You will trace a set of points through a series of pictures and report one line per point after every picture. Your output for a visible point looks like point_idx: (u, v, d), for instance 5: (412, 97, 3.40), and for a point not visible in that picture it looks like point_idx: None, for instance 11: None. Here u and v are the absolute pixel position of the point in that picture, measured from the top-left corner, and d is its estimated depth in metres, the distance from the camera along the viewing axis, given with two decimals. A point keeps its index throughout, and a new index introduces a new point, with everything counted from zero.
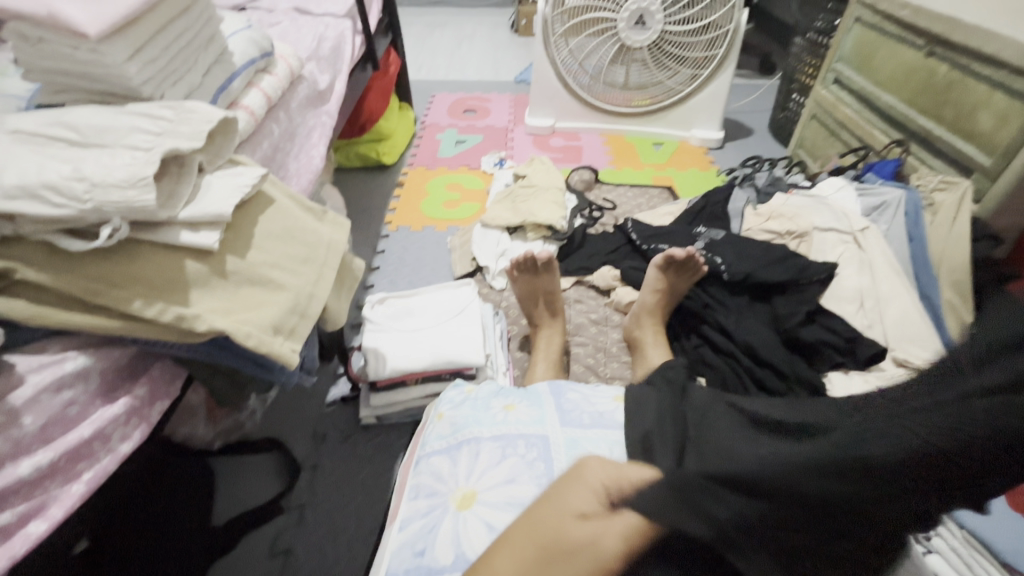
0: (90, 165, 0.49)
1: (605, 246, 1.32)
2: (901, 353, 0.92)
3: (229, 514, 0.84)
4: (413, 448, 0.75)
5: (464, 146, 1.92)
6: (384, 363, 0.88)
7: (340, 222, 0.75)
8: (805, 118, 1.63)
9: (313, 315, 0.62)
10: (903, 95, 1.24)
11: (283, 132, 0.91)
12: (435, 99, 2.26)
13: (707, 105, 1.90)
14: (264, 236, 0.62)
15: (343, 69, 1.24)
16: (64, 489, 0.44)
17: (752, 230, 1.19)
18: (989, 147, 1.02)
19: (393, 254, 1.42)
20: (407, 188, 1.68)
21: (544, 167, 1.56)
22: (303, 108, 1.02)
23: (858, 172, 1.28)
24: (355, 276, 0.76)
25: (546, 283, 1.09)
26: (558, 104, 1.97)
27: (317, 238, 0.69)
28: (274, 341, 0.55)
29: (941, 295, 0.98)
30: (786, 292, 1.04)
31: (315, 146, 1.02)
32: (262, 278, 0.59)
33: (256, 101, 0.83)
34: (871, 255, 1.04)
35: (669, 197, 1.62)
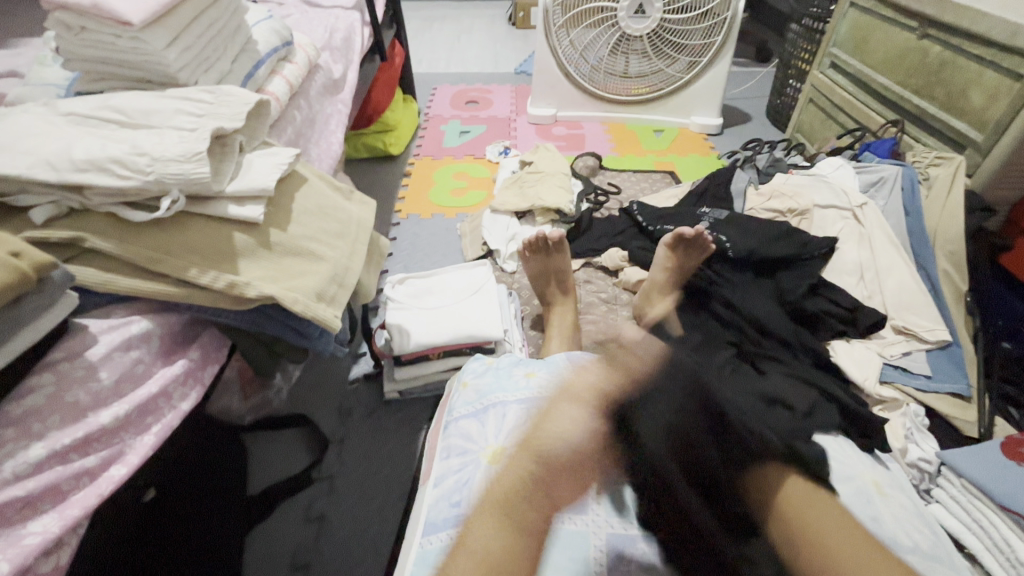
0: (146, 142, 0.53)
1: (612, 228, 1.36)
2: (900, 322, 0.99)
3: (263, 484, 0.87)
4: (440, 415, 0.79)
5: (469, 136, 1.95)
6: (407, 338, 0.91)
7: (366, 201, 0.79)
8: (803, 102, 1.67)
9: (350, 286, 0.66)
10: (898, 77, 1.29)
11: (304, 118, 0.95)
12: (437, 91, 2.29)
13: (706, 91, 1.94)
14: (301, 212, 0.66)
15: (355, 59, 1.27)
16: (137, 439, 0.48)
17: (754, 209, 1.23)
18: (980, 123, 1.06)
19: (405, 240, 1.45)
20: (415, 177, 1.72)
21: (549, 153, 1.59)
22: (320, 97, 1.05)
23: (855, 152, 1.32)
24: (382, 253, 0.80)
25: (557, 262, 1.13)
26: (560, 93, 2.01)
27: (348, 216, 0.73)
28: (318, 307, 0.59)
29: (937, 266, 1.03)
30: (789, 267, 1.08)
31: (333, 133, 1.05)
32: (303, 250, 0.62)
33: (280, 88, 0.87)
34: (869, 229, 1.09)
35: (671, 181, 1.66)
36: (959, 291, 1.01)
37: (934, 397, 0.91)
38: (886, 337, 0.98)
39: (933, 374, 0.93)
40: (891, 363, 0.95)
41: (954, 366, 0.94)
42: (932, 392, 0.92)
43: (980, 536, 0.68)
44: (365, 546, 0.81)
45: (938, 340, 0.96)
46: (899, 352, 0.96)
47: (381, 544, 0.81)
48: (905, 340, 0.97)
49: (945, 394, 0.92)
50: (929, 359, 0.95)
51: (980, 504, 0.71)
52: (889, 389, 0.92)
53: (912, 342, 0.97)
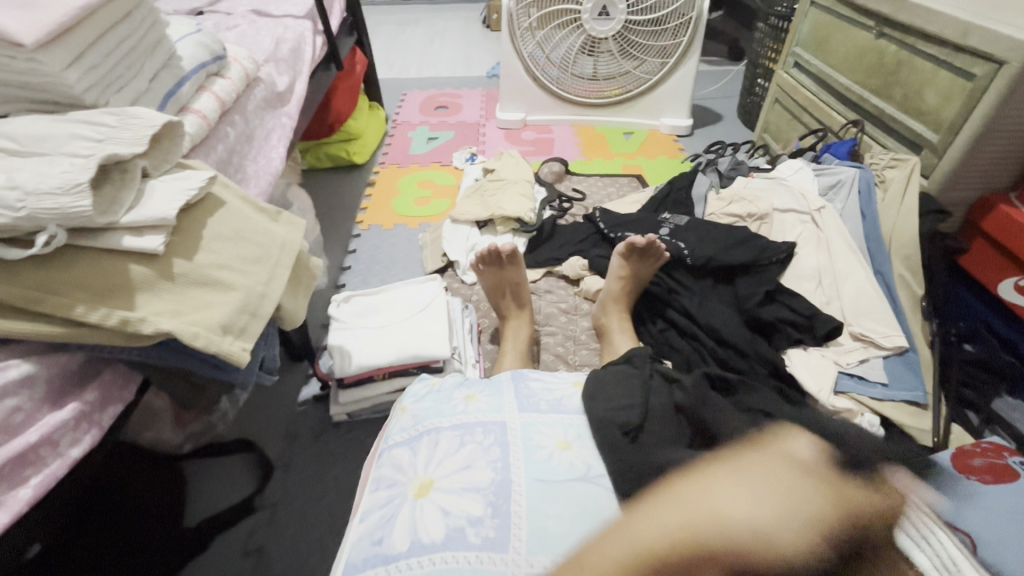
0: (25, 174, 0.49)
1: (574, 236, 1.34)
2: (857, 329, 0.97)
3: (202, 513, 0.84)
4: (377, 442, 0.76)
5: (436, 143, 1.92)
6: (350, 360, 0.89)
7: (295, 222, 0.76)
8: (769, 103, 1.65)
9: (265, 314, 0.63)
10: (857, 76, 1.27)
11: (238, 135, 0.91)
12: (407, 97, 2.26)
13: (675, 92, 1.92)
14: (213, 239, 0.63)
15: (304, 69, 1.23)
16: (10, 494, 0.45)
17: (715, 214, 1.21)
18: (935, 124, 1.05)
19: (364, 253, 1.42)
20: (379, 186, 1.69)
21: (513, 160, 1.57)
22: (260, 111, 1.02)
23: (817, 153, 1.31)
24: (311, 274, 0.77)
25: (512, 274, 1.10)
26: (528, 98, 1.98)
27: (270, 238, 0.70)
28: (223, 341, 0.56)
29: (893, 270, 1.02)
30: (747, 273, 1.07)
31: (275, 148, 1.02)
32: (211, 280, 0.59)
33: (208, 105, 0.84)
34: (828, 234, 1.08)
35: (638, 185, 1.64)
36: (915, 295, 0.99)
37: (890, 405, 0.90)
38: (843, 344, 0.96)
39: (890, 382, 0.92)
40: (847, 372, 0.94)
41: (910, 372, 0.92)
42: (888, 400, 0.90)
43: None
44: None
45: (896, 347, 0.94)
46: (856, 360, 0.94)
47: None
48: (863, 347, 0.96)
49: (902, 402, 0.90)
50: (887, 366, 0.93)
51: None
52: (843, 399, 0.90)
53: (869, 349, 0.95)
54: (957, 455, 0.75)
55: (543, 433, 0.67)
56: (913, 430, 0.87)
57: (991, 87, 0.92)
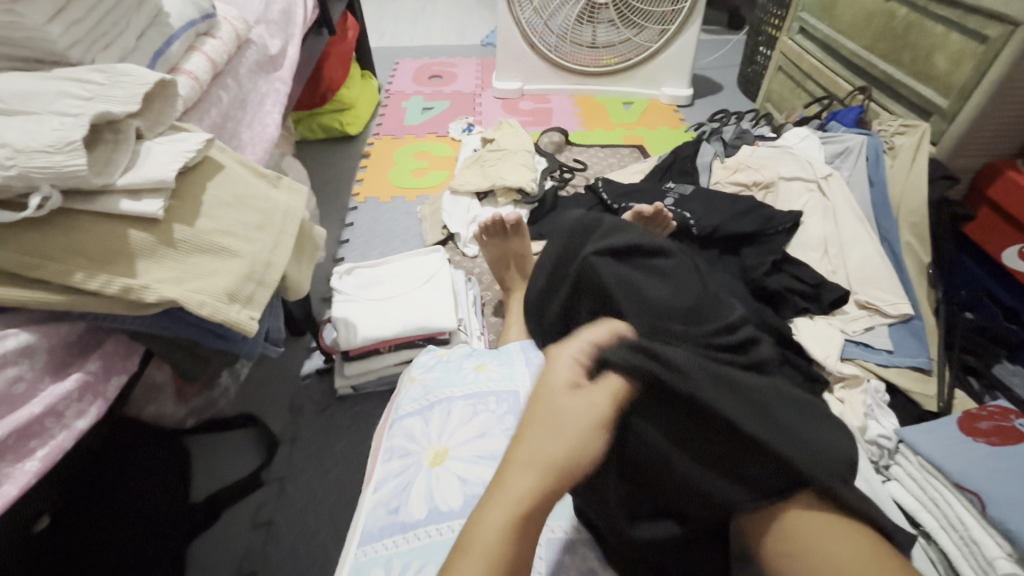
0: (12, 132, 0.46)
1: (576, 207, 1.32)
2: (863, 297, 0.97)
3: (209, 489, 0.84)
4: (387, 412, 0.76)
5: (431, 114, 1.87)
6: (354, 332, 0.87)
7: (296, 188, 0.73)
8: (772, 71, 1.62)
9: (271, 283, 0.61)
10: (864, 41, 1.24)
11: (232, 99, 0.87)
12: (399, 66, 2.19)
13: (675, 61, 1.87)
14: (213, 204, 0.60)
15: (295, 32, 1.17)
16: (16, 467, 0.43)
17: (720, 182, 1.20)
18: (945, 89, 1.03)
19: (362, 226, 1.39)
20: (374, 158, 1.64)
21: (513, 130, 1.53)
22: (253, 75, 0.97)
23: (823, 121, 1.29)
24: (314, 243, 0.75)
25: (516, 246, 1.09)
26: (525, 66, 1.93)
27: (272, 206, 0.67)
28: (230, 309, 0.54)
29: (900, 238, 1.02)
30: (754, 242, 1.07)
31: (269, 114, 0.97)
32: (213, 246, 0.57)
33: (199, 66, 0.79)
34: (834, 202, 1.07)
35: (639, 155, 1.61)
36: (921, 263, 0.99)
37: (895, 372, 0.90)
38: (849, 312, 0.96)
39: (894, 349, 0.92)
40: (853, 340, 0.93)
41: (915, 340, 0.93)
42: (893, 367, 0.91)
43: (936, 513, 0.69)
44: (314, 550, 0.78)
45: (901, 315, 0.94)
46: (862, 328, 0.94)
47: (331, 546, 0.78)
48: (868, 315, 0.96)
49: (907, 368, 0.91)
50: (892, 334, 0.94)
51: (935, 481, 0.70)
52: (850, 366, 0.90)
53: (874, 317, 0.95)
54: (965, 415, 0.75)
55: None
56: (918, 396, 0.88)
57: (1005, 49, 0.90)
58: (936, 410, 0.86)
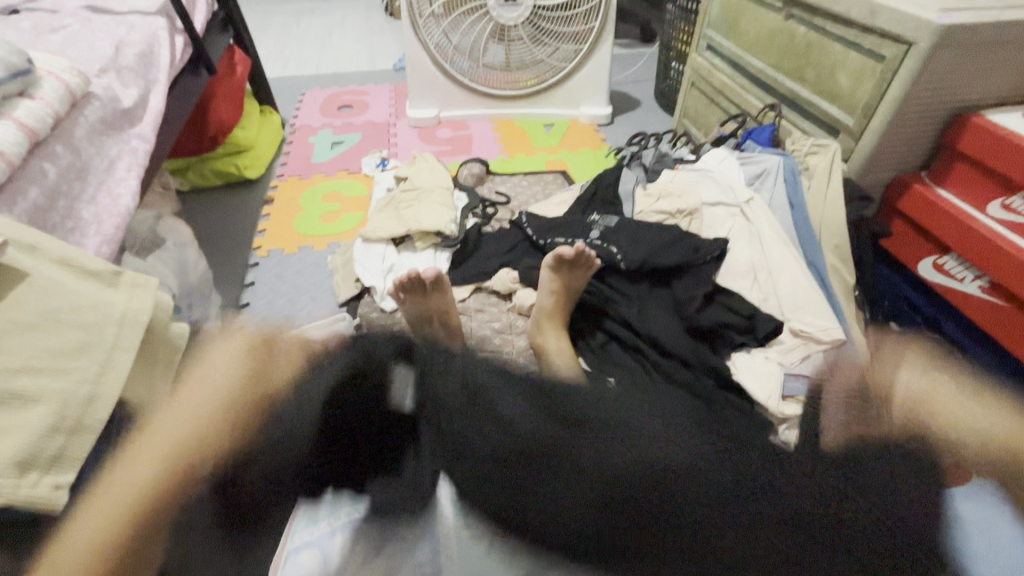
0: None
1: (501, 245, 1.24)
2: (797, 325, 0.94)
3: None
4: (285, 536, 0.63)
5: (342, 148, 1.73)
6: None
7: (141, 283, 0.59)
8: (685, 87, 1.62)
9: (93, 426, 0.47)
10: (769, 59, 1.24)
11: (63, 170, 0.72)
12: (306, 97, 2.04)
13: (592, 80, 1.84)
14: (1, 331, 0.46)
15: (158, 77, 1.01)
16: None
17: (644, 211, 1.15)
18: (850, 107, 1.03)
19: (265, 285, 1.24)
20: (278, 203, 1.49)
21: (428, 164, 1.43)
22: (97, 135, 0.82)
23: (739, 140, 1.28)
24: (174, 343, 0.63)
25: (436, 301, 0.99)
26: (439, 92, 1.84)
27: (102, 313, 0.53)
28: (18, 485, 0.41)
29: (825, 260, 1.00)
30: (683, 274, 1.02)
31: (123, 179, 0.82)
32: (2, 393, 0.43)
33: (6, 136, 0.64)
34: (758, 226, 1.05)
35: (563, 181, 1.56)
36: (847, 284, 0.98)
37: None
38: (785, 342, 0.94)
39: (832, 378, 0.89)
40: (791, 373, 0.90)
41: None
42: None
43: None
44: None
45: (834, 340, 0.92)
46: (799, 359, 0.91)
47: None
48: (803, 343, 0.93)
49: None
50: (828, 361, 0.91)
51: None
52: (793, 403, 0.86)
53: (809, 345, 0.93)
54: None
55: (479, 516, 0.55)
56: None
57: (902, 67, 0.91)
58: None
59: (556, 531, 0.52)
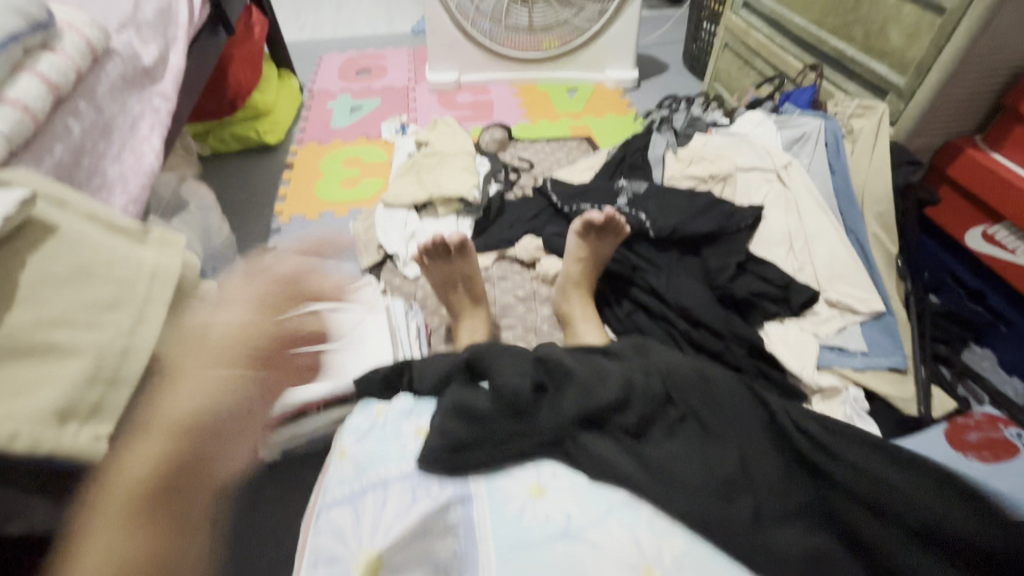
0: None
1: (524, 212, 1.21)
2: (833, 296, 0.91)
3: None
4: (313, 496, 0.62)
5: (361, 113, 1.70)
6: (272, 396, 0.74)
7: (168, 240, 0.60)
8: (718, 49, 1.54)
9: (129, 380, 0.47)
10: (812, 15, 1.17)
11: (87, 127, 0.71)
12: (323, 61, 2.00)
13: (618, 42, 1.76)
14: (36, 284, 0.46)
15: (178, 35, 0.99)
16: None
17: (675, 176, 1.11)
18: (901, 65, 0.97)
19: (287, 251, 1.23)
20: (298, 168, 1.47)
21: (449, 129, 1.39)
22: (119, 93, 0.81)
23: (776, 103, 1.22)
24: None
25: (460, 267, 0.97)
26: (459, 55, 1.78)
27: (131, 270, 0.52)
28: (60, 434, 0.41)
29: (866, 228, 0.96)
30: (714, 242, 0.99)
31: (147, 139, 0.81)
32: (38, 345, 0.43)
33: (30, 91, 0.63)
34: (796, 193, 1.00)
35: (588, 148, 1.51)
36: (889, 253, 0.94)
37: (872, 375, 0.84)
38: (820, 313, 0.91)
39: (869, 350, 0.86)
40: (828, 344, 0.87)
41: (889, 337, 0.87)
42: (870, 370, 0.85)
43: None
44: None
45: (873, 311, 0.89)
46: (834, 330, 0.88)
47: None
48: (839, 314, 0.90)
49: (883, 370, 0.85)
50: (865, 333, 0.88)
51: None
52: (828, 375, 0.84)
53: (846, 315, 0.90)
54: (953, 425, 0.70)
55: (514, 477, 0.56)
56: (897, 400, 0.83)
57: (964, 20, 0.84)
58: (917, 413, 0.82)
59: (590, 493, 0.53)
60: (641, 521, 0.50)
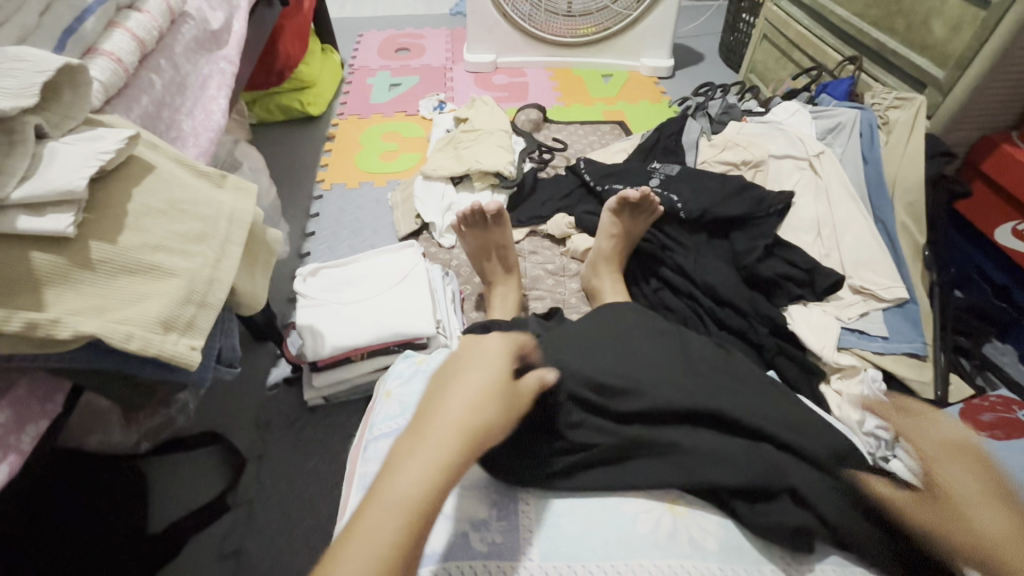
0: None
1: (557, 190, 1.25)
2: (857, 282, 0.94)
3: (168, 517, 0.77)
4: (361, 433, 0.68)
5: (400, 90, 1.75)
6: (322, 342, 0.80)
7: (244, 188, 0.63)
8: (756, 40, 1.55)
9: (215, 303, 0.53)
10: (854, 7, 1.18)
11: (166, 83, 0.77)
12: (363, 38, 2.05)
13: (656, 29, 1.78)
14: (140, 213, 0.51)
15: (240, 3, 1.04)
16: None
17: (707, 161, 1.13)
18: (942, 59, 0.98)
19: (329, 217, 1.29)
20: (339, 140, 1.53)
21: (487, 107, 1.43)
22: (191, 54, 0.86)
23: (812, 94, 1.23)
24: (268, 247, 0.66)
25: (496, 237, 1.02)
26: (498, 37, 1.81)
27: (215, 210, 0.58)
28: (165, 340, 0.47)
29: (895, 219, 0.98)
30: (743, 226, 1.02)
31: (214, 99, 0.86)
32: (143, 264, 0.49)
33: (122, 45, 0.68)
34: (827, 181, 1.03)
35: (621, 132, 1.54)
36: (916, 244, 0.96)
37: (891, 359, 0.87)
38: (844, 298, 0.93)
39: (890, 336, 0.89)
40: (848, 328, 0.90)
41: (911, 325, 0.90)
42: (889, 354, 0.88)
43: None
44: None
45: (896, 299, 0.91)
46: (857, 314, 0.91)
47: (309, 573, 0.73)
48: (863, 300, 0.93)
49: (902, 355, 0.88)
50: (887, 319, 0.91)
51: None
52: (847, 356, 0.87)
53: (869, 301, 0.92)
54: (968, 407, 0.73)
55: None
56: (915, 385, 0.86)
57: (1008, 15, 0.85)
58: (934, 397, 0.84)
59: None
60: None
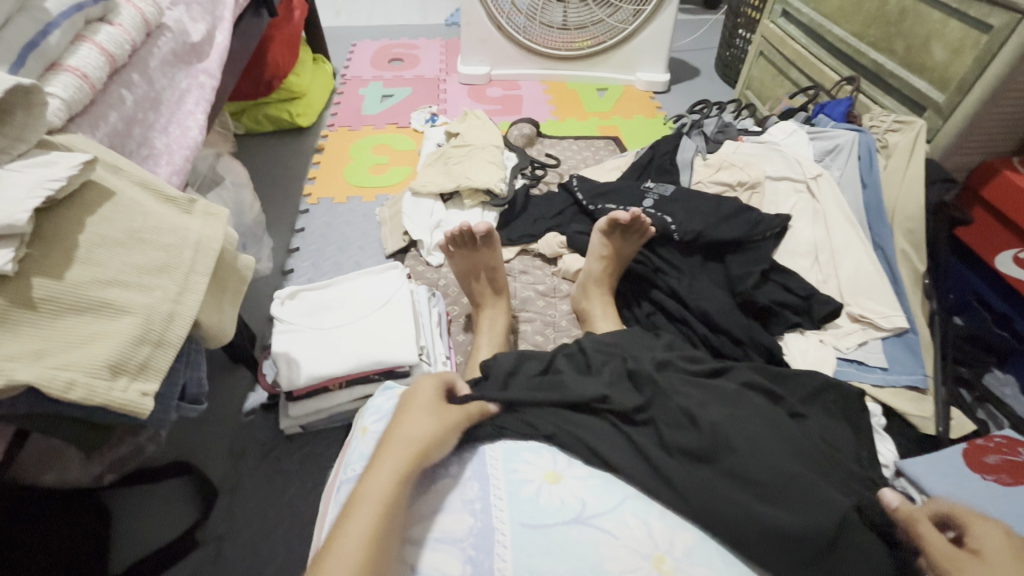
0: None
1: (550, 208, 1.22)
2: (856, 310, 0.91)
3: (133, 556, 0.73)
4: (336, 471, 0.64)
5: (392, 101, 1.72)
6: (298, 370, 0.77)
7: (214, 213, 0.60)
8: (752, 56, 1.53)
9: (174, 341, 0.49)
10: (853, 27, 1.16)
11: (138, 99, 0.73)
12: (357, 48, 2.03)
13: (652, 44, 1.76)
14: (93, 245, 0.48)
15: (224, 15, 1.00)
16: None
17: (702, 182, 1.11)
18: (942, 82, 0.96)
19: (314, 232, 1.26)
20: (327, 152, 1.50)
21: (479, 121, 1.40)
22: (168, 68, 0.83)
23: (809, 114, 1.21)
24: (237, 275, 0.62)
25: (485, 258, 0.99)
26: (492, 49, 1.79)
27: (179, 238, 0.54)
28: (111, 387, 0.43)
29: (895, 245, 0.96)
30: (739, 250, 0.99)
31: (191, 114, 0.83)
32: (93, 302, 0.45)
33: (89, 60, 0.65)
34: (825, 205, 1.00)
35: (615, 148, 1.51)
36: (916, 271, 0.93)
37: (891, 392, 0.84)
38: (842, 326, 0.91)
39: (889, 367, 0.86)
40: (846, 358, 0.88)
41: (911, 355, 0.87)
42: (889, 386, 0.85)
43: None
44: None
45: (896, 328, 0.88)
46: (855, 344, 0.88)
47: None
48: (862, 329, 0.90)
49: (902, 387, 0.85)
50: (886, 349, 0.88)
51: None
52: None
53: (868, 331, 0.89)
54: (972, 446, 0.70)
55: (531, 462, 0.56)
56: (915, 419, 0.82)
57: (1011, 40, 0.83)
58: (935, 433, 0.81)
59: (603, 485, 0.54)
60: (655, 514, 0.51)
